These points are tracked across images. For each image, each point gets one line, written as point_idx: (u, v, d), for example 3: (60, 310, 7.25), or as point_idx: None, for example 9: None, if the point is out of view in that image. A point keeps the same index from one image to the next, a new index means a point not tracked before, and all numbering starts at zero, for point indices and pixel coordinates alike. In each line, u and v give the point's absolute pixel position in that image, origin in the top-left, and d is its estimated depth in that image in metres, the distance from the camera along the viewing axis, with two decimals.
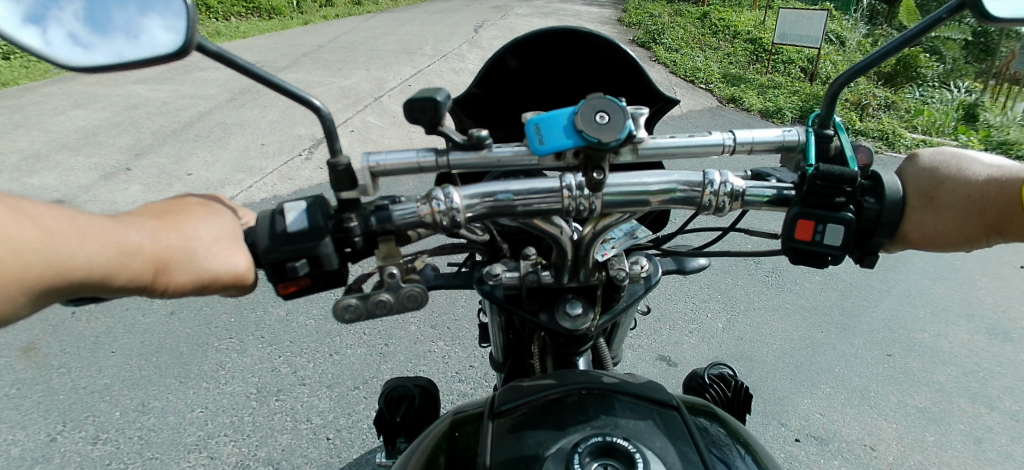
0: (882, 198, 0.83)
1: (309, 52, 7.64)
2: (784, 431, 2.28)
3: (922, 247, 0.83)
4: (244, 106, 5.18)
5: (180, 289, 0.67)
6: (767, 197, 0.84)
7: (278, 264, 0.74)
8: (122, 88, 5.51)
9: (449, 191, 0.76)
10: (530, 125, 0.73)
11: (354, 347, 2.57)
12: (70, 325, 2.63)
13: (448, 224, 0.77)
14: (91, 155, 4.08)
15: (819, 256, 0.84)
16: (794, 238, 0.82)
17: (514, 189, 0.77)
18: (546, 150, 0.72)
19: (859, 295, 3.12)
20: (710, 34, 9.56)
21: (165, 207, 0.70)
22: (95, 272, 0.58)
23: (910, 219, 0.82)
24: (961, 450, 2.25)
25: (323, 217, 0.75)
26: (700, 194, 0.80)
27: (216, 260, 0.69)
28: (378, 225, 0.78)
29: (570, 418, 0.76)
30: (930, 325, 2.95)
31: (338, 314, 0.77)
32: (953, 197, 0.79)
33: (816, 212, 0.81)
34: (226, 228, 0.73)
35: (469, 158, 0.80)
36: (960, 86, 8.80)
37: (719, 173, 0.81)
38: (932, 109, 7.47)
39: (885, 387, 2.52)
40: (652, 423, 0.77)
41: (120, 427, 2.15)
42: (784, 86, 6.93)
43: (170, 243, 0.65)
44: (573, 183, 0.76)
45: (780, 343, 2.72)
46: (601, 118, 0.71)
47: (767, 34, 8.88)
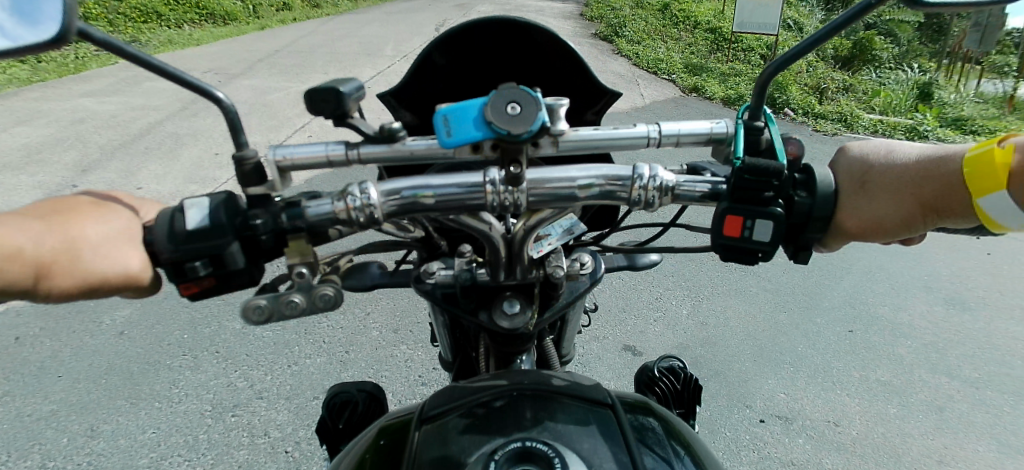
0: (814, 193, 0.82)
1: (266, 57, 7.47)
2: (749, 412, 2.32)
3: (861, 236, 0.80)
4: (199, 116, 5.04)
5: (66, 293, 0.64)
6: (699, 193, 0.82)
7: (177, 264, 0.73)
8: (68, 102, 5.29)
9: (365, 186, 0.75)
10: (439, 116, 0.71)
11: (314, 356, 2.52)
12: (13, 351, 2.52)
13: (365, 220, 0.76)
14: (34, 173, 3.91)
15: (750, 252, 0.84)
16: (723, 234, 0.82)
17: (435, 185, 0.76)
18: (455, 142, 0.70)
19: (818, 275, 3.21)
20: (672, 25, 9.69)
21: (57, 204, 0.68)
22: None
23: (846, 206, 0.80)
24: (923, 420, 2.33)
25: (226, 215, 0.74)
26: (629, 189, 0.78)
27: (106, 261, 0.67)
28: (288, 222, 0.77)
29: (495, 423, 0.76)
30: (886, 300, 3.04)
31: (245, 315, 0.74)
32: (887, 182, 0.76)
33: (747, 209, 0.80)
34: (122, 228, 0.71)
35: (381, 151, 0.80)
36: (913, 66, 9.12)
37: (649, 167, 0.80)
38: (887, 90, 7.71)
39: (846, 363, 2.59)
40: (582, 421, 0.77)
41: (68, 454, 2.07)
42: (745, 73, 7.06)
43: (50, 244, 0.62)
44: (496, 178, 0.75)
45: (742, 327, 2.77)
46: (513, 108, 0.69)
47: (726, 24, 9.04)
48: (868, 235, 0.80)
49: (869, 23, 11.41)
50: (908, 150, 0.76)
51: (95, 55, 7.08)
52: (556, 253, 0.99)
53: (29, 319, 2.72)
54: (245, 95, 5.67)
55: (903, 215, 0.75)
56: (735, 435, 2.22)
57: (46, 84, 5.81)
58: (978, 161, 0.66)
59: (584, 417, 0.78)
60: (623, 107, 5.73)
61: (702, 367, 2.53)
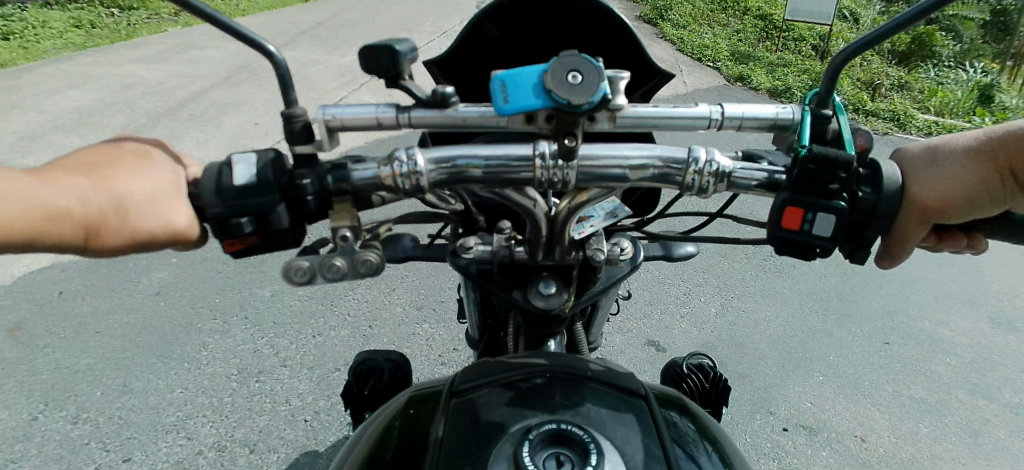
0: (879, 189, 0.79)
1: (308, 29, 7.55)
2: (772, 420, 2.26)
3: (934, 212, 0.77)
4: (240, 86, 5.15)
5: (115, 247, 0.67)
6: (755, 182, 0.83)
7: (224, 220, 0.78)
8: (119, 67, 5.48)
9: (412, 153, 0.80)
10: (496, 82, 0.73)
11: (337, 328, 2.58)
12: (58, 305, 2.66)
13: (410, 188, 0.81)
14: (84, 136, 4.08)
15: (807, 247, 0.83)
16: (781, 226, 0.81)
17: (484, 155, 0.80)
18: (511, 110, 0.72)
19: (858, 282, 3.07)
20: (720, 10, 9.31)
21: (100, 156, 0.68)
22: (20, 237, 0.59)
23: (916, 180, 0.78)
24: (956, 443, 2.23)
25: (273, 174, 0.79)
26: (681, 174, 0.80)
27: (151, 218, 0.68)
28: (333, 184, 0.83)
29: (529, 402, 0.84)
30: (929, 312, 2.90)
31: (286, 275, 0.78)
32: (955, 157, 0.76)
33: (805, 200, 0.78)
34: (165, 181, 0.72)
35: (432, 116, 0.84)
36: (976, 66, 8.61)
37: (705, 151, 0.80)
38: (947, 90, 7.29)
39: (879, 377, 2.49)
40: (614, 406, 0.85)
41: (102, 406, 2.18)
42: (794, 65, 6.77)
43: (99, 203, 0.64)
44: (546, 152, 0.78)
45: (772, 330, 2.69)
46: (573, 78, 0.71)
47: (778, 11, 8.65)
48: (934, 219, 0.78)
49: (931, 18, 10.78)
50: (970, 130, 0.78)
51: (146, 23, 7.29)
52: (596, 236, 1.04)
53: (74, 274, 2.86)
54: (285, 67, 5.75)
55: (980, 183, 0.73)
56: (756, 441, 2.17)
57: (99, 50, 6.02)
58: None
59: (614, 404, 0.85)
60: (662, 95, 5.57)
61: (727, 368, 2.47)
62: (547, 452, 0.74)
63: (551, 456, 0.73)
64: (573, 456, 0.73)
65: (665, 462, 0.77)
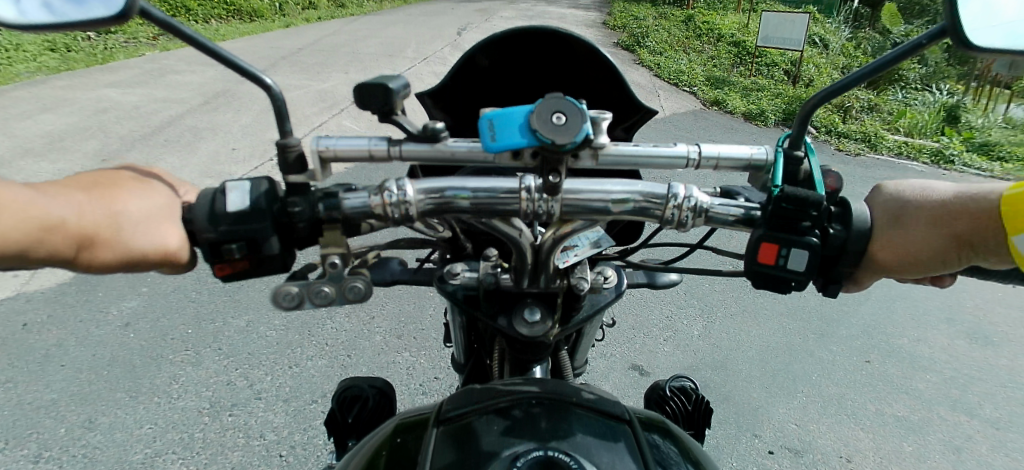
0: (848, 227, 0.97)
1: (289, 55, 7.56)
2: (757, 443, 2.25)
3: (898, 263, 0.94)
4: (218, 111, 5.11)
5: (103, 262, 0.80)
6: (731, 215, 1.01)
7: (215, 244, 0.95)
8: (93, 92, 5.40)
9: (404, 185, 0.96)
10: (486, 120, 0.95)
11: (315, 358, 2.52)
12: (20, 338, 2.55)
13: (399, 215, 0.97)
14: (55, 161, 3.99)
15: (784, 282, 0.96)
16: (758, 259, 0.97)
17: (471, 187, 0.97)
18: (497, 145, 0.93)
19: (836, 301, 3.11)
20: (695, 37, 9.58)
21: (101, 181, 0.83)
22: (21, 245, 0.70)
23: (887, 237, 0.93)
24: (939, 460, 2.24)
25: (265, 204, 0.96)
26: (661, 208, 0.98)
27: (140, 239, 0.82)
28: (325, 211, 1.00)
29: (519, 429, 0.87)
30: (906, 330, 2.95)
31: (279, 300, 0.98)
32: (921, 221, 0.89)
33: (776, 237, 0.94)
34: (156, 207, 0.88)
35: (423, 148, 1.03)
36: (940, 89, 8.97)
37: (685, 188, 0.99)
38: (914, 111, 7.56)
39: (861, 396, 2.51)
40: (600, 431, 0.90)
41: (64, 445, 2.07)
42: (768, 89, 6.98)
43: (96, 221, 0.78)
44: (533, 186, 0.94)
45: (755, 351, 2.70)
46: (557, 119, 0.90)
47: (751, 37, 8.95)
48: (901, 266, 0.95)
49: None
50: (948, 189, 0.88)
51: (122, 47, 7.22)
52: (579, 266, 1.21)
53: (38, 305, 2.76)
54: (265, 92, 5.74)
55: (938, 246, 0.88)
56: (742, 464, 2.16)
57: (73, 74, 5.92)
58: (1010, 205, 0.77)
59: (600, 429, 0.90)
60: None
61: (711, 391, 2.47)
62: None
63: None
64: None
65: None
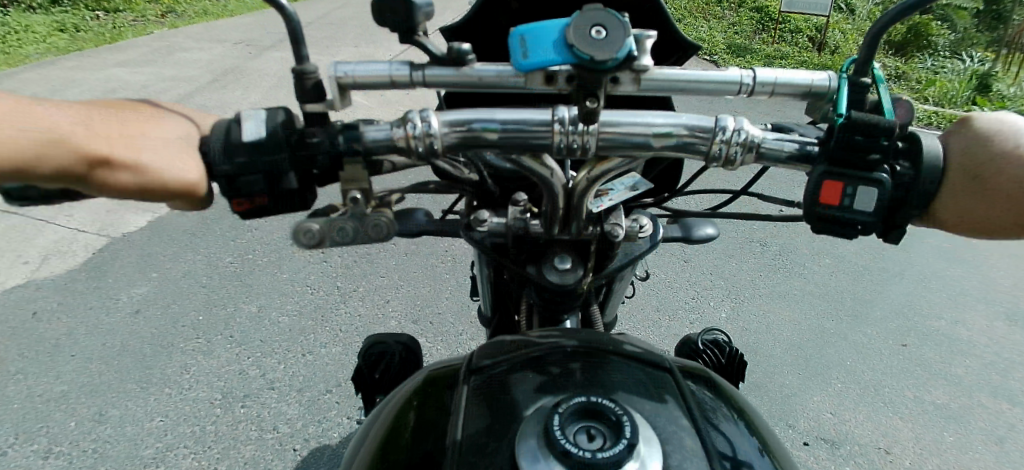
0: (917, 170, 0.78)
1: (298, 30, 7.44)
2: (791, 433, 2.19)
3: (953, 224, 0.79)
4: (227, 89, 5.04)
5: (122, 190, 0.67)
6: (785, 148, 0.88)
7: (232, 178, 0.83)
8: (102, 71, 5.35)
9: (426, 116, 0.85)
10: (516, 37, 0.85)
11: (329, 345, 2.50)
12: (32, 328, 2.56)
13: (424, 150, 0.87)
14: None
15: (849, 226, 0.80)
16: (819, 202, 0.79)
17: (500, 119, 0.85)
18: (529, 64, 0.84)
19: (865, 280, 3.00)
20: (715, 3, 9.19)
21: (123, 109, 0.72)
22: (22, 158, 0.58)
23: (950, 198, 0.77)
24: (982, 452, 2.16)
25: (283, 132, 0.83)
26: (710, 144, 0.89)
27: (161, 164, 0.69)
28: (345, 143, 0.86)
29: (557, 378, 0.91)
30: (939, 311, 2.85)
31: (298, 237, 0.83)
32: (1004, 185, 0.73)
33: (844, 172, 0.76)
34: (182, 138, 0.74)
35: (446, 74, 0.97)
36: (971, 56, 8.57)
37: (735, 121, 0.89)
38: (945, 80, 7.22)
39: (898, 382, 2.43)
40: (642, 388, 0.91)
41: (75, 439, 2.09)
42: (792, 56, 6.70)
43: (106, 139, 0.64)
44: (566, 118, 0.85)
45: (780, 335, 2.62)
46: (596, 33, 0.79)
47: (774, 3, 8.57)
48: (957, 227, 0.80)
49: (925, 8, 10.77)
50: None
51: (130, 26, 7.15)
52: (614, 213, 1.31)
53: (50, 293, 2.77)
54: (274, 68, 5.65)
55: (1007, 217, 0.74)
56: None
57: (81, 54, 5.88)
58: None
59: (639, 380, 0.92)
60: None
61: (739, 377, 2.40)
62: (579, 430, 0.75)
63: (582, 432, 0.74)
64: (605, 431, 0.73)
65: (691, 433, 0.84)
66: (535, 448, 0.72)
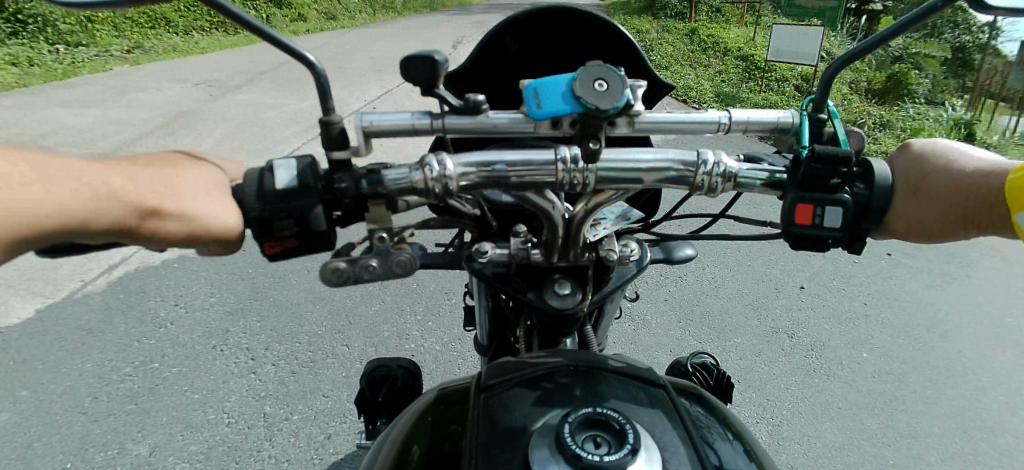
0: (871, 185, 0.88)
1: (268, 70, 7.19)
2: None
3: (909, 232, 0.88)
4: (175, 134, 4.69)
5: (170, 237, 0.69)
6: (759, 180, 0.89)
7: (264, 221, 0.84)
8: (40, 112, 4.98)
9: (443, 159, 0.82)
10: (529, 89, 0.84)
11: None
12: None
13: (440, 191, 0.83)
14: None
15: (821, 240, 0.89)
16: (795, 222, 0.88)
17: (510, 160, 0.83)
18: (544, 113, 0.84)
19: (881, 348, 2.70)
20: (699, 50, 9.23)
21: (154, 159, 0.75)
22: (72, 219, 0.60)
23: (898, 208, 0.87)
24: None
25: (312, 178, 0.84)
26: (693, 175, 0.86)
27: (208, 213, 0.72)
28: (368, 188, 0.86)
29: (565, 392, 0.86)
30: (964, 377, 2.60)
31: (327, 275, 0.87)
32: (936, 190, 0.84)
33: (815, 197, 0.86)
34: (214, 183, 0.77)
35: (464, 122, 0.95)
36: (951, 104, 8.63)
37: (714, 153, 0.86)
38: (930, 128, 7.18)
39: None
40: (636, 395, 0.88)
41: None
42: (778, 105, 6.61)
43: (147, 189, 0.67)
44: (568, 158, 0.83)
45: (794, 416, 2.37)
46: (600, 86, 0.81)
47: (759, 51, 8.58)
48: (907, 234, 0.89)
49: (904, 57, 10.97)
50: (972, 159, 0.83)
51: (87, 62, 6.80)
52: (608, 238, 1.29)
53: None
54: (234, 112, 5.34)
55: (945, 219, 0.83)
56: None
57: (22, 91, 5.50)
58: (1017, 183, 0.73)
59: (640, 395, 0.87)
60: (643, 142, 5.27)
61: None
62: (583, 436, 0.72)
63: (589, 440, 0.71)
64: (609, 439, 0.71)
65: (695, 448, 0.78)
66: (545, 457, 0.70)
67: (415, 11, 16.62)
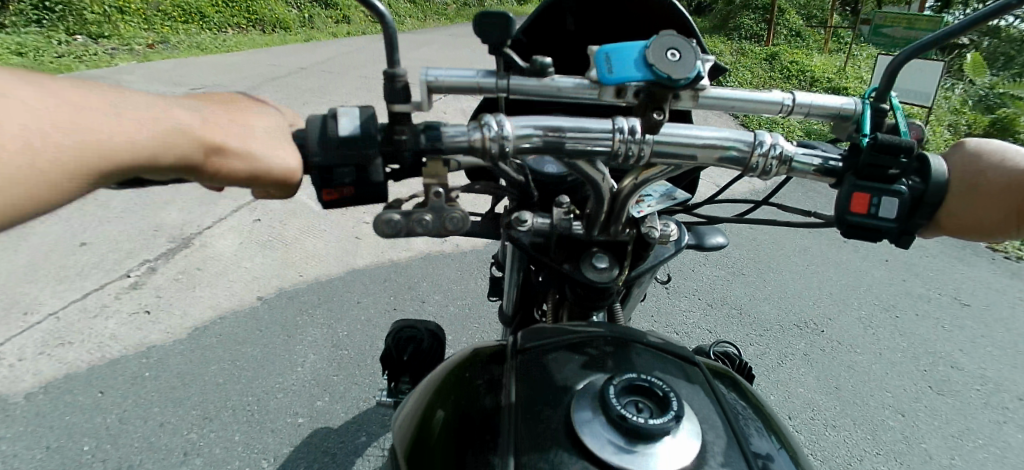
0: (926, 180, 1.07)
1: (284, 75, 6.72)
2: None
3: (965, 222, 1.06)
4: None
5: (234, 174, 0.81)
6: (811, 166, 1.07)
7: (327, 168, 0.94)
8: None
9: (501, 121, 0.98)
10: (604, 55, 0.97)
11: None
12: None
13: (495, 150, 0.99)
14: None
15: (874, 228, 1.07)
16: (853, 210, 1.07)
17: (567, 127, 1.01)
18: (614, 77, 0.95)
19: None
20: (783, 81, 8.09)
21: (224, 103, 0.87)
22: (153, 151, 0.71)
23: (954, 201, 1.06)
24: None
25: (374, 129, 0.94)
26: (749, 156, 1.07)
27: (269, 155, 0.85)
28: (429, 143, 1.00)
29: (601, 361, 1.11)
30: None
31: (386, 223, 0.98)
32: (988, 187, 1.03)
33: (871, 187, 1.05)
34: (274, 128, 0.89)
35: (531, 81, 1.10)
36: None
37: (772, 137, 1.07)
38: None
39: None
40: (670, 372, 1.12)
41: None
42: None
43: (214, 130, 0.79)
44: (625, 129, 1.02)
45: None
46: (672, 55, 0.93)
47: (853, 84, 7.41)
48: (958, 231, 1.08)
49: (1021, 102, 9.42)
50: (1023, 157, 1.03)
51: (95, 56, 6.52)
52: (649, 217, 1.65)
53: None
54: None
55: (994, 210, 1.03)
56: None
57: None
58: None
59: (667, 369, 1.13)
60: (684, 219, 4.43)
61: None
62: (628, 401, 0.95)
63: (633, 405, 0.95)
64: (649, 405, 0.95)
65: (719, 418, 1.03)
66: (594, 418, 0.93)
67: (470, 17, 15.96)
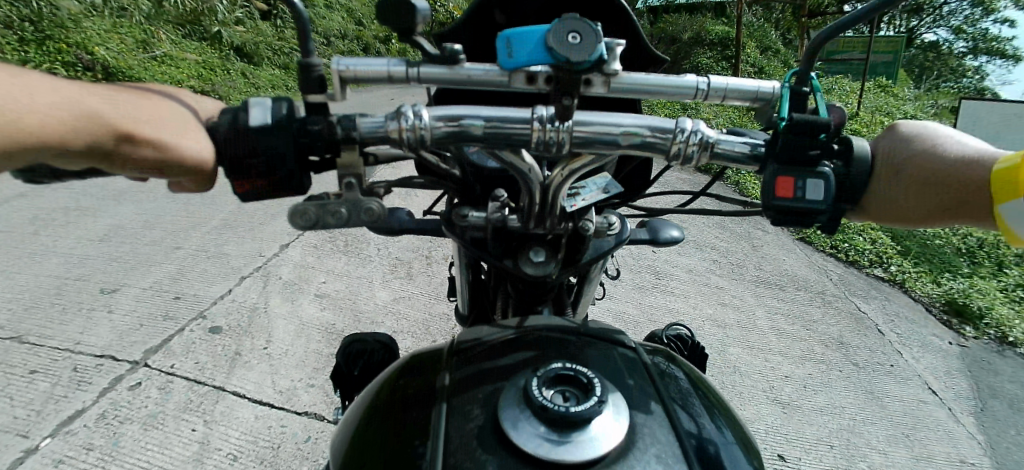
0: (850, 162, 0.75)
1: None
2: None
3: (890, 216, 0.74)
4: None
5: (141, 162, 0.57)
6: (737, 153, 0.75)
7: (236, 160, 0.69)
8: None
9: (419, 108, 0.71)
10: (501, 39, 0.66)
11: None
12: None
13: (415, 144, 0.72)
14: None
15: (805, 216, 0.75)
16: (773, 196, 0.73)
17: (485, 115, 0.71)
18: (513, 66, 0.65)
19: None
20: None
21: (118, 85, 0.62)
22: (51, 133, 0.49)
23: (875, 191, 0.74)
24: None
25: (286, 113, 0.70)
26: (668, 143, 0.72)
27: (182, 141, 0.61)
28: (343, 134, 0.72)
29: (529, 356, 0.79)
30: None
31: (293, 219, 0.73)
32: (915, 170, 0.70)
33: (791, 168, 0.73)
34: (180, 114, 0.63)
35: (441, 72, 0.72)
36: None
37: (692, 120, 0.73)
38: None
39: None
40: (610, 359, 0.82)
41: None
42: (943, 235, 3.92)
43: (128, 114, 0.55)
44: (544, 115, 0.69)
45: None
46: (573, 38, 0.61)
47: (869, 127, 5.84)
48: (888, 221, 0.76)
49: None
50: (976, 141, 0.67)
51: None
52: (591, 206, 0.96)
53: None
54: None
55: (926, 209, 0.69)
56: None
57: None
58: (1002, 175, 0.59)
59: (617, 363, 0.81)
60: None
61: None
62: (551, 393, 0.67)
63: (556, 396, 0.67)
64: (577, 393, 0.68)
65: (667, 420, 0.72)
66: (516, 413, 0.65)
67: None
